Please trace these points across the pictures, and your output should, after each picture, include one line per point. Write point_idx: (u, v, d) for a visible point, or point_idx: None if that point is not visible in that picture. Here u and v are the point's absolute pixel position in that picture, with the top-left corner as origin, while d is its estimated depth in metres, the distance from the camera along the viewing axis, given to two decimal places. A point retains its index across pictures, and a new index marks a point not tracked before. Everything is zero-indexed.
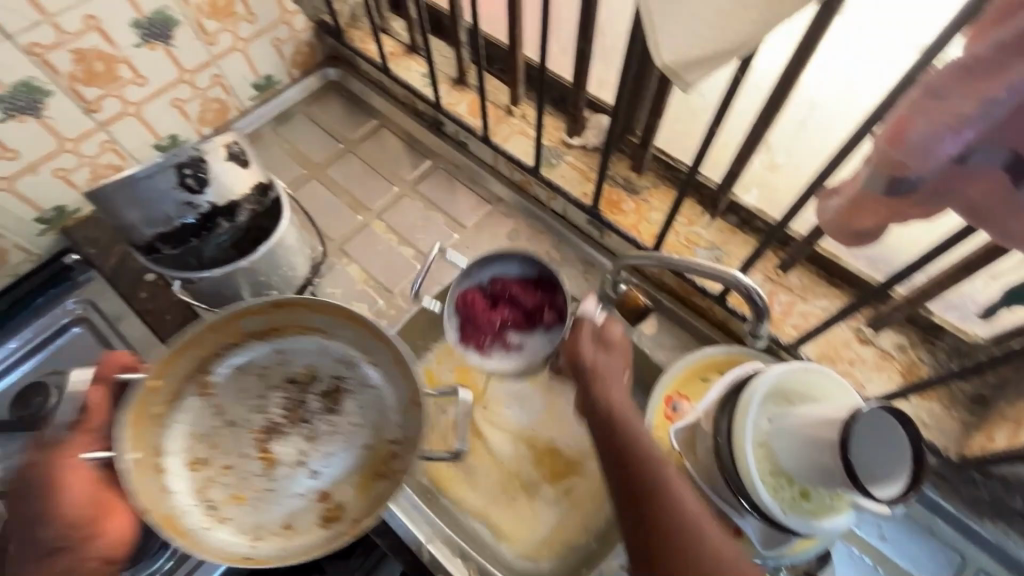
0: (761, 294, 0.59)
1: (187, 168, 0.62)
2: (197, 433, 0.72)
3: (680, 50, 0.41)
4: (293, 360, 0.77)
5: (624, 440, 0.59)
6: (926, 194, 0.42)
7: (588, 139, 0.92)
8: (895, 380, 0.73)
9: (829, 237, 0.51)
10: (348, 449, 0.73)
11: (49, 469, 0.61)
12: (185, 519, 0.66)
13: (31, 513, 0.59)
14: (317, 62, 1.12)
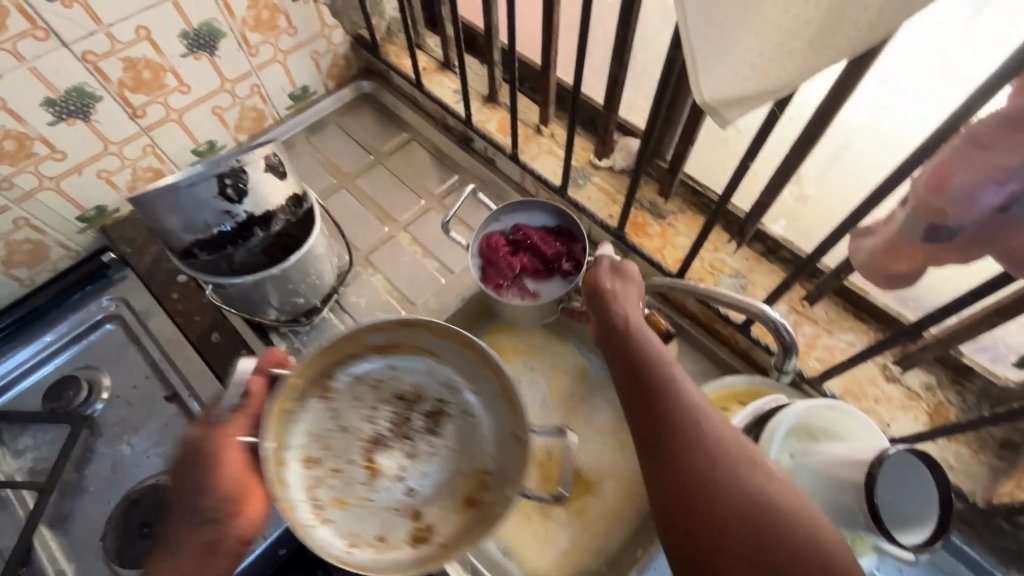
0: (790, 329, 0.58)
1: (228, 178, 0.64)
2: (313, 433, 0.69)
3: (722, 88, 0.41)
4: (405, 376, 0.74)
5: (638, 355, 0.60)
6: (963, 241, 0.46)
7: (616, 161, 0.92)
8: (922, 420, 0.71)
9: (865, 276, 0.56)
10: (446, 472, 0.70)
11: (208, 438, 0.61)
12: (295, 513, 0.63)
13: (188, 477, 0.59)
14: (351, 74, 1.15)
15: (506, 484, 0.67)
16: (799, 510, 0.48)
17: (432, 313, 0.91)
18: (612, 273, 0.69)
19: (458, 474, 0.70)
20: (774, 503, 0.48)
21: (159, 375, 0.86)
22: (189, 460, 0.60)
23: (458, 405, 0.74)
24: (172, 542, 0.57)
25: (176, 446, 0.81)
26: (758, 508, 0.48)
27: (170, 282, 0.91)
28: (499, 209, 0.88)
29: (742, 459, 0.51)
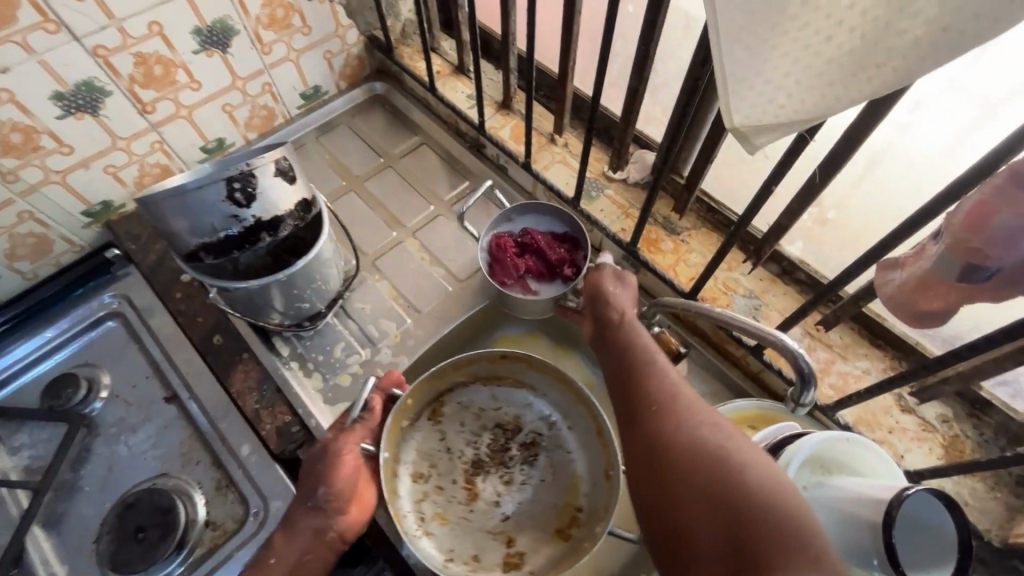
0: (809, 362, 0.54)
1: (237, 181, 0.62)
2: (421, 451, 0.80)
3: (751, 115, 0.40)
4: (506, 407, 0.84)
5: (626, 341, 0.63)
6: (1001, 282, 0.43)
7: (631, 174, 0.91)
8: (937, 454, 0.70)
9: (890, 314, 0.52)
10: (536, 503, 0.78)
11: (329, 441, 0.71)
12: (404, 521, 0.74)
13: (311, 471, 0.70)
14: (364, 75, 1.14)
15: (593, 518, 0.73)
16: (762, 465, 0.46)
17: (439, 322, 0.89)
18: (612, 278, 0.72)
19: (546, 505, 0.77)
20: (733, 456, 0.47)
21: (159, 375, 0.85)
22: (314, 458, 0.71)
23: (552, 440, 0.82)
24: (295, 522, 0.68)
25: (174, 449, 0.80)
26: (716, 458, 0.47)
27: (174, 281, 0.90)
28: (511, 209, 0.88)
29: (711, 423, 0.51)
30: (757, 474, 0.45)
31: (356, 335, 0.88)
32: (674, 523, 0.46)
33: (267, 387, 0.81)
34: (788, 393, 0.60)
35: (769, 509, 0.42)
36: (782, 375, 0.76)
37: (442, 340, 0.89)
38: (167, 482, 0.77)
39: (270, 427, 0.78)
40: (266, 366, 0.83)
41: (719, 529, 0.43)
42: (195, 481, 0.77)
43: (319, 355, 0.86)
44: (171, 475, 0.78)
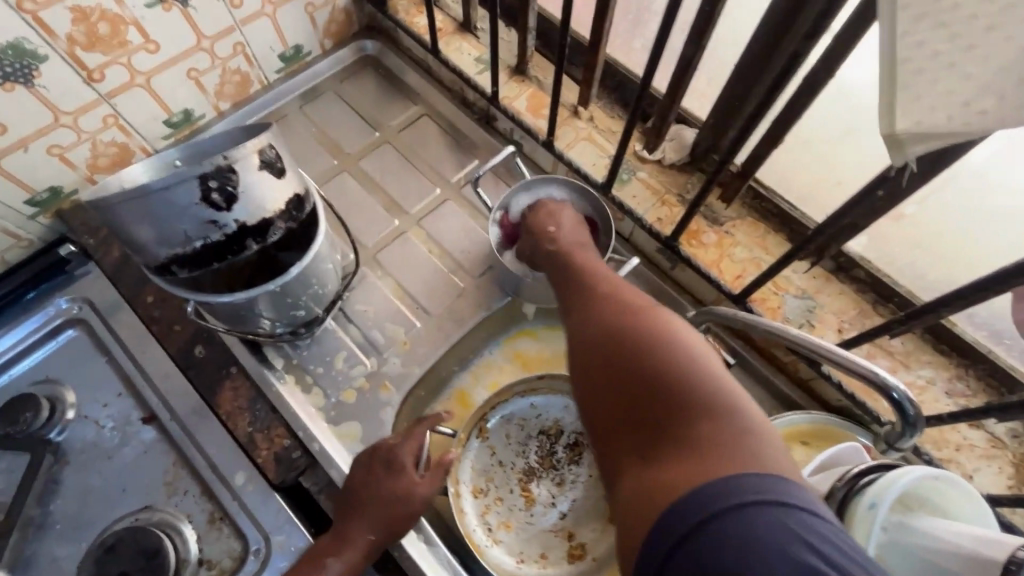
0: (915, 405, 0.50)
1: (212, 179, 0.50)
2: (477, 467, 0.76)
3: (923, 122, 0.32)
4: (545, 411, 0.78)
5: (563, 261, 0.66)
6: None
7: (667, 154, 0.79)
8: (1007, 473, 0.64)
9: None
10: (596, 504, 0.74)
11: (385, 483, 0.63)
12: (474, 536, 0.71)
13: (360, 513, 0.62)
14: (352, 32, 0.98)
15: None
16: (695, 355, 0.46)
17: (453, 325, 0.79)
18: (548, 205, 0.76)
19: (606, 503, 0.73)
20: (669, 355, 0.46)
21: (133, 392, 0.74)
22: (367, 499, 0.62)
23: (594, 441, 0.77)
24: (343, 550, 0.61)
25: (156, 478, 0.70)
26: (629, 345, 0.49)
27: (144, 282, 0.78)
28: (531, 180, 0.77)
29: (652, 323, 0.51)
30: (650, 340, 0.48)
31: (359, 342, 0.78)
32: (604, 417, 0.48)
33: (259, 407, 0.71)
34: (881, 433, 0.58)
35: (655, 362, 0.46)
36: (841, 389, 0.68)
37: (456, 345, 0.79)
38: (150, 517, 0.68)
39: (267, 453, 0.69)
40: (258, 381, 0.73)
41: (648, 415, 0.44)
42: (184, 514, 0.68)
43: (318, 366, 0.76)
44: (156, 507, 0.69)
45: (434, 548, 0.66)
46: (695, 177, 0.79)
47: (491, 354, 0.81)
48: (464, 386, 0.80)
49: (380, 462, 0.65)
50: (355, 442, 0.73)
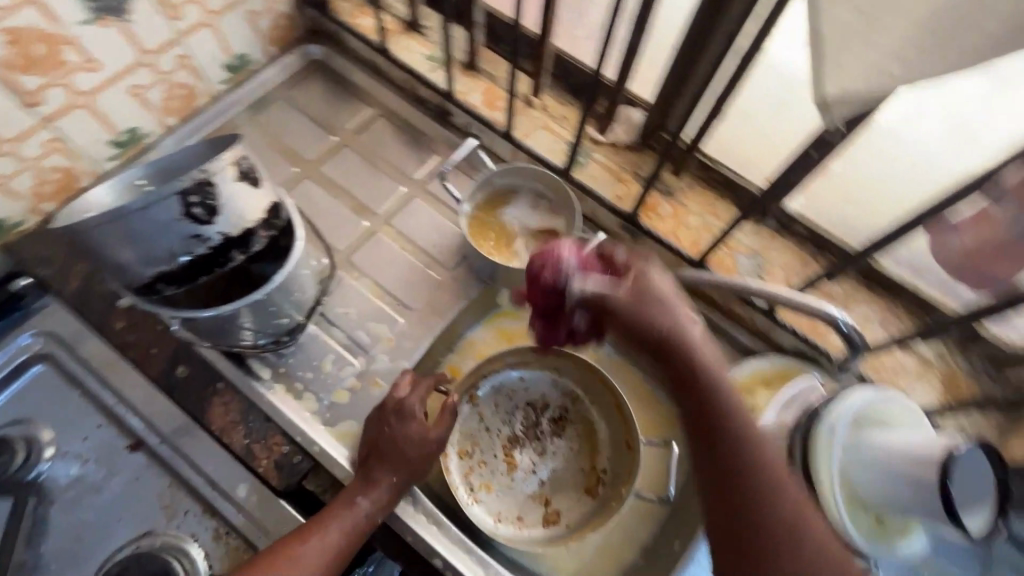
0: (859, 333, 0.58)
1: (194, 194, 0.51)
2: (464, 429, 0.81)
3: (845, 79, 0.38)
4: (530, 386, 0.83)
5: (702, 405, 0.49)
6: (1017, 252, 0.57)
7: (619, 136, 0.85)
8: (936, 388, 0.74)
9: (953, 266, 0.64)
10: (571, 471, 0.80)
11: (399, 431, 0.68)
12: (455, 495, 0.76)
13: (386, 461, 0.67)
14: (296, 37, 0.98)
15: (616, 480, 0.78)
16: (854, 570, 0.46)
17: (435, 317, 0.82)
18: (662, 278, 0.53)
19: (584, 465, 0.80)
20: (805, 549, 0.46)
21: (115, 421, 0.72)
22: (388, 446, 0.67)
23: (575, 416, 0.83)
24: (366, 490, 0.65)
25: (153, 503, 0.70)
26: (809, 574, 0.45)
27: (111, 308, 0.76)
28: (496, 171, 0.81)
29: (808, 540, 0.46)
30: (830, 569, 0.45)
31: (345, 344, 0.79)
32: None
33: (253, 418, 0.72)
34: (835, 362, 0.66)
35: None
36: (792, 333, 0.77)
37: (440, 336, 0.82)
38: (153, 542, 0.66)
39: (268, 461, 0.70)
40: (248, 393, 0.73)
41: None
42: (189, 534, 0.68)
43: (306, 372, 0.77)
44: (157, 532, 0.68)
45: (443, 528, 0.69)
46: (647, 155, 0.85)
47: (475, 333, 0.85)
48: (453, 360, 0.84)
49: (389, 419, 0.68)
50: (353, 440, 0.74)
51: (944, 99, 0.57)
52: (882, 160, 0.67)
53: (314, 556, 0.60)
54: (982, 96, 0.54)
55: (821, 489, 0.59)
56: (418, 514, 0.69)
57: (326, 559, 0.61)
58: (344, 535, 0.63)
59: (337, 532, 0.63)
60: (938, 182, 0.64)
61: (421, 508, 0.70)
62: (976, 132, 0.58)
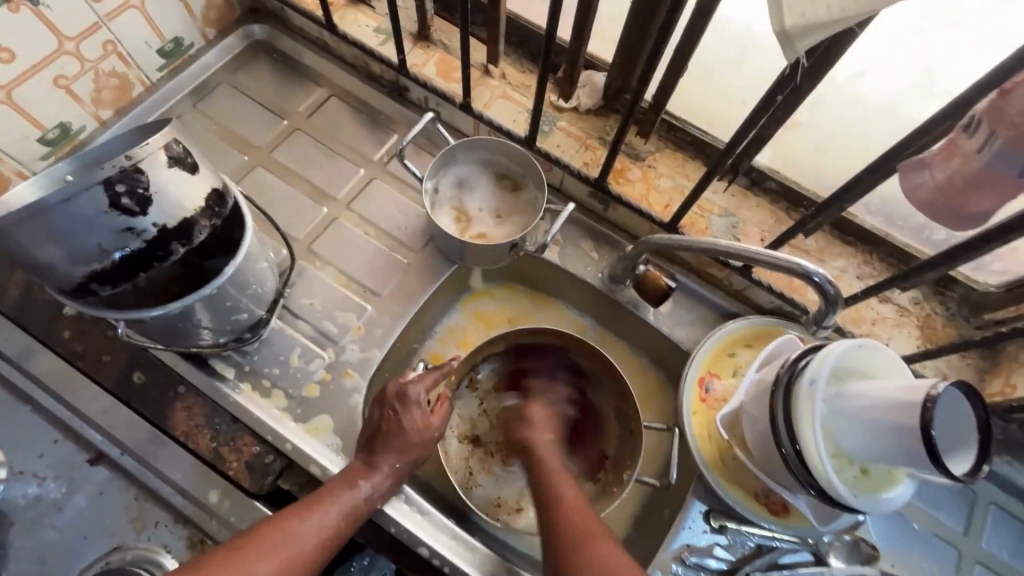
0: (834, 286, 0.55)
1: (119, 182, 0.47)
2: (465, 416, 0.81)
3: (804, 11, 0.34)
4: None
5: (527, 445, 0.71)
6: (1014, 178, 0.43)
7: (582, 100, 0.82)
8: (915, 335, 0.74)
9: (925, 215, 0.50)
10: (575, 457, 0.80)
11: (403, 417, 0.64)
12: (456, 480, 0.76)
13: (390, 445, 0.64)
14: (235, 19, 0.92)
15: (616, 464, 0.75)
16: None
17: (405, 301, 0.79)
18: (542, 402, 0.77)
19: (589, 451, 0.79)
20: None
21: (72, 435, 0.68)
22: (388, 433, 0.64)
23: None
24: (364, 476, 0.63)
25: (120, 517, 0.66)
26: None
27: (57, 317, 0.71)
28: (457, 145, 0.77)
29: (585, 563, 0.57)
30: None
31: (312, 336, 0.76)
32: None
33: (219, 420, 0.68)
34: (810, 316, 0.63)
35: None
36: (770, 291, 0.75)
37: (411, 322, 0.79)
38: (123, 557, 0.63)
39: (239, 463, 0.67)
40: (213, 394, 0.70)
41: None
42: (161, 545, 0.65)
43: (272, 369, 0.73)
44: (127, 546, 0.64)
45: (429, 516, 0.67)
46: (612, 119, 0.82)
47: (453, 318, 0.86)
48: (435, 347, 0.84)
49: (388, 405, 0.65)
50: (328, 435, 0.71)
51: (922, 34, 0.58)
52: (846, 105, 0.66)
53: (310, 535, 0.58)
54: (952, 32, 0.56)
55: (800, 437, 0.57)
56: (400, 504, 0.67)
57: (323, 539, 0.59)
58: (342, 516, 0.60)
59: (336, 512, 0.60)
60: (887, 129, 0.65)
61: (403, 498, 0.67)
62: (932, 78, 0.60)
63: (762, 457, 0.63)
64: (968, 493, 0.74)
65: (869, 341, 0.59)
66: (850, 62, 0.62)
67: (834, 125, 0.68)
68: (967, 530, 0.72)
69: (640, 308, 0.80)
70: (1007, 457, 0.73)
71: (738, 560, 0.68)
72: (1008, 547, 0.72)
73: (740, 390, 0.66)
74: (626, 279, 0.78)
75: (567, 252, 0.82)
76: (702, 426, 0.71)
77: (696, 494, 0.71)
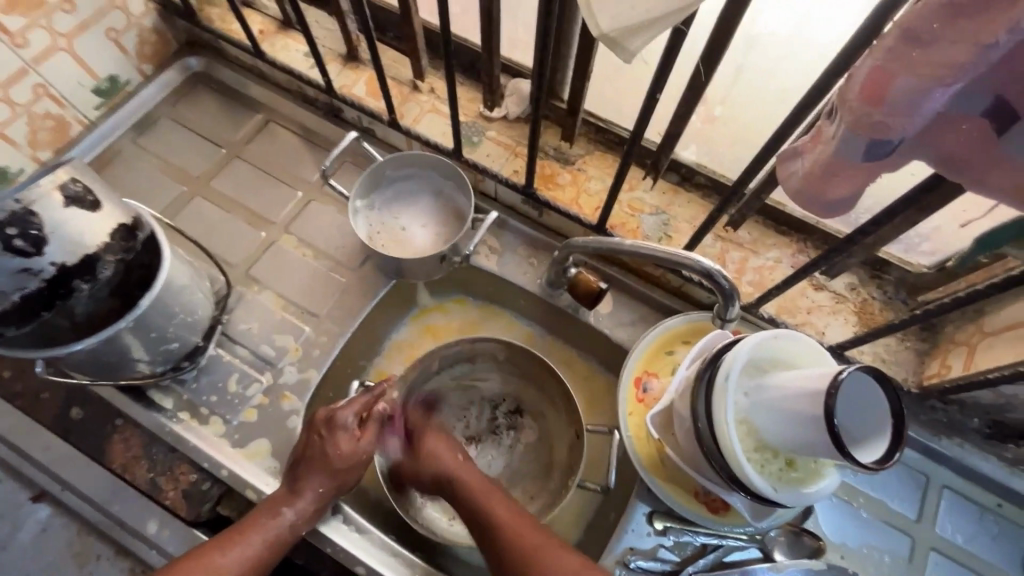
0: (725, 275, 0.55)
1: (10, 226, 0.49)
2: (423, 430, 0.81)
3: (618, 14, 0.36)
4: (488, 386, 0.84)
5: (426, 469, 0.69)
6: (877, 159, 0.37)
7: (510, 108, 0.83)
8: (852, 321, 0.73)
9: (797, 206, 0.44)
10: (532, 466, 0.80)
11: (329, 443, 0.64)
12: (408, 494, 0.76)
13: (313, 470, 0.63)
14: (172, 53, 0.94)
15: (563, 473, 0.76)
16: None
17: (344, 319, 0.79)
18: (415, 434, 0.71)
19: (545, 461, 0.80)
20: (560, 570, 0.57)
21: (15, 474, 0.69)
22: (311, 457, 0.64)
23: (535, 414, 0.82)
24: (287, 508, 0.63)
25: (64, 552, 0.67)
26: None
27: None
28: (384, 162, 0.78)
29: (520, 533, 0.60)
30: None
31: (250, 360, 0.76)
32: None
33: (157, 451, 0.69)
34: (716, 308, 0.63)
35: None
36: (703, 285, 0.75)
37: (351, 340, 0.79)
38: None
39: (177, 492, 0.67)
40: (149, 426, 0.70)
41: None
42: None
43: (211, 396, 0.74)
44: None
45: (367, 534, 0.67)
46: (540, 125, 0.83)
47: (402, 334, 0.86)
48: (382, 366, 0.85)
49: (312, 429, 0.66)
50: (267, 457, 0.71)
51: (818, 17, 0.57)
52: (751, 95, 0.65)
53: (232, 566, 0.59)
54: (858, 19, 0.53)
55: (718, 429, 0.56)
56: (338, 524, 0.67)
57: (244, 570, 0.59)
58: (266, 545, 0.61)
59: (259, 541, 0.61)
60: None
61: (342, 517, 0.68)
62: None
63: (688, 452, 0.63)
64: (919, 477, 0.73)
65: (788, 333, 0.57)
66: (752, 54, 0.61)
67: (745, 118, 0.67)
68: (919, 517, 0.71)
69: (581, 312, 0.80)
70: (956, 441, 0.71)
71: (682, 560, 0.68)
72: (963, 532, 0.70)
73: (672, 387, 0.66)
74: (562, 284, 0.78)
75: (505, 260, 0.83)
76: (639, 424, 0.71)
77: (641, 496, 0.70)
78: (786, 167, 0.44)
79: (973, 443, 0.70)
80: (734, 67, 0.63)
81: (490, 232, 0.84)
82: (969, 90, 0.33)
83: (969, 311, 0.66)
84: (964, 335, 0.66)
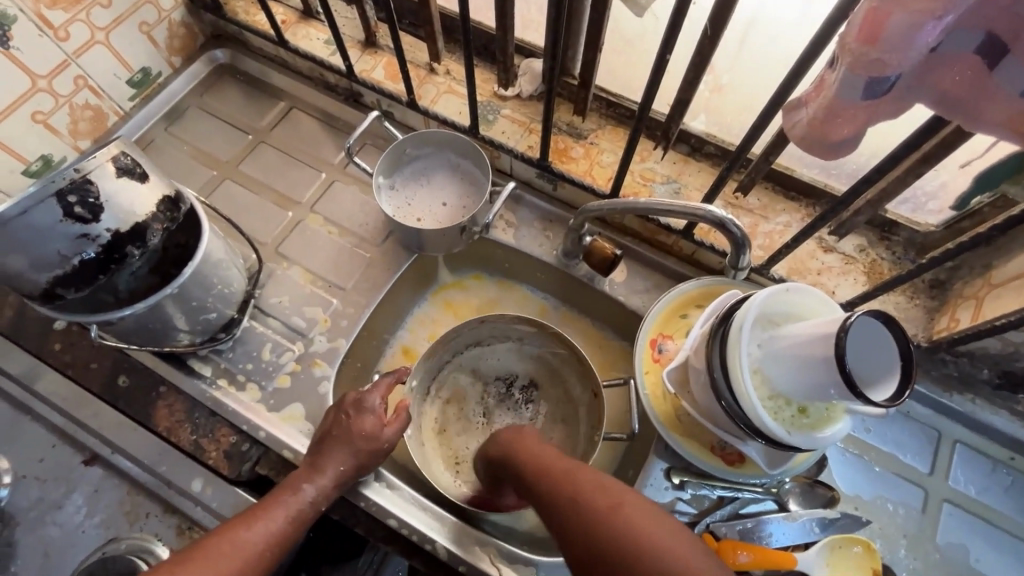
0: (736, 224, 0.58)
1: (71, 193, 0.53)
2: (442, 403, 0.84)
3: None
4: (503, 362, 0.86)
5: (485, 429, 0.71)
6: (875, 96, 0.40)
7: (523, 87, 0.86)
8: (862, 281, 0.74)
9: (803, 153, 0.47)
10: (552, 433, 0.83)
11: (353, 422, 0.68)
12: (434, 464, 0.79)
13: (337, 445, 0.67)
14: (200, 46, 0.99)
15: (588, 433, 0.78)
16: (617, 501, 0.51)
17: (369, 291, 0.83)
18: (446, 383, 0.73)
19: (566, 428, 0.82)
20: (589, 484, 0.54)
21: (68, 440, 0.74)
22: (337, 433, 0.67)
23: (551, 383, 0.85)
24: (308, 486, 0.66)
25: (115, 511, 0.71)
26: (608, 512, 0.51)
27: (47, 332, 0.77)
28: (404, 139, 0.81)
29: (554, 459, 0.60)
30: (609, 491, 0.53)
31: (282, 331, 0.80)
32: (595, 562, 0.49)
33: (199, 415, 0.73)
34: (727, 262, 0.66)
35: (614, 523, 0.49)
36: (714, 250, 0.77)
37: (376, 311, 0.83)
38: (117, 547, 0.66)
39: (218, 452, 0.71)
40: (191, 392, 0.75)
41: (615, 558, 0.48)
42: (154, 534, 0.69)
43: (247, 364, 0.78)
44: (121, 537, 0.67)
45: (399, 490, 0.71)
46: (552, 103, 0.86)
47: (424, 307, 0.90)
48: (406, 340, 0.88)
49: (332, 415, 0.70)
50: (302, 420, 0.75)
51: None
52: (757, 62, 0.67)
53: (258, 539, 0.61)
54: None
55: (733, 380, 0.59)
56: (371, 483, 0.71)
57: (269, 543, 0.62)
58: (288, 522, 0.64)
59: (284, 519, 0.64)
60: None
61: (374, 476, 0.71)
62: None
63: (705, 407, 0.66)
64: (932, 431, 0.74)
65: (798, 288, 0.60)
66: (757, 20, 0.64)
67: (751, 85, 0.70)
68: (932, 471, 0.73)
69: (597, 280, 0.82)
70: (968, 396, 0.73)
71: (700, 512, 0.70)
72: (976, 484, 0.72)
73: (687, 344, 0.68)
74: (579, 253, 0.80)
75: (522, 232, 0.86)
76: (656, 384, 0.74)
77: (659, 453, 0.73)
78: (791, 117, 0.46)
79: (983, 396, 0.72)
80: (740, 33, 0.66)
81: (507, 207, 0.87)
82: (961, 25, 0.35)
83: (977, 265, 0.68)
84: (971, 289, 0.68)
